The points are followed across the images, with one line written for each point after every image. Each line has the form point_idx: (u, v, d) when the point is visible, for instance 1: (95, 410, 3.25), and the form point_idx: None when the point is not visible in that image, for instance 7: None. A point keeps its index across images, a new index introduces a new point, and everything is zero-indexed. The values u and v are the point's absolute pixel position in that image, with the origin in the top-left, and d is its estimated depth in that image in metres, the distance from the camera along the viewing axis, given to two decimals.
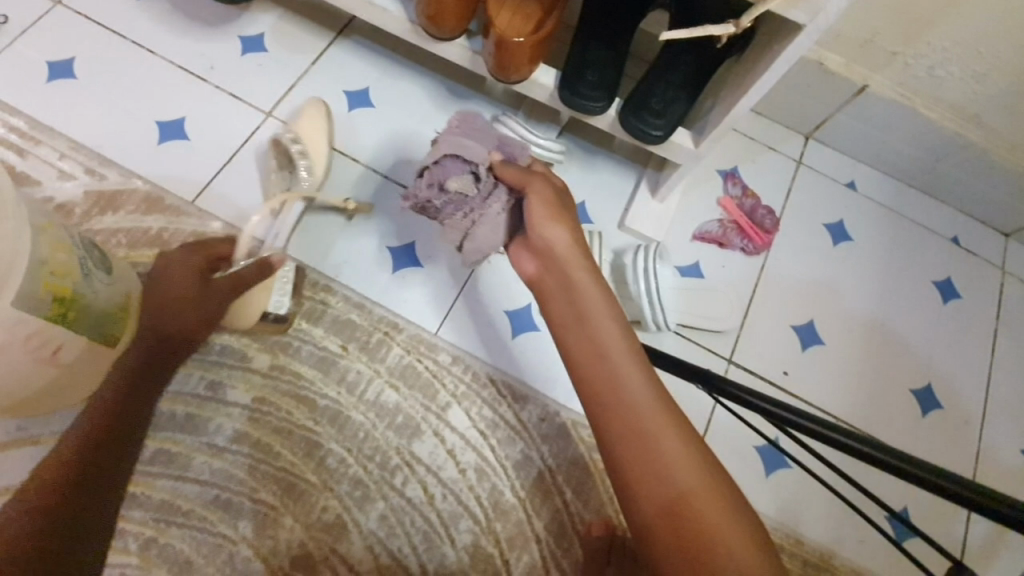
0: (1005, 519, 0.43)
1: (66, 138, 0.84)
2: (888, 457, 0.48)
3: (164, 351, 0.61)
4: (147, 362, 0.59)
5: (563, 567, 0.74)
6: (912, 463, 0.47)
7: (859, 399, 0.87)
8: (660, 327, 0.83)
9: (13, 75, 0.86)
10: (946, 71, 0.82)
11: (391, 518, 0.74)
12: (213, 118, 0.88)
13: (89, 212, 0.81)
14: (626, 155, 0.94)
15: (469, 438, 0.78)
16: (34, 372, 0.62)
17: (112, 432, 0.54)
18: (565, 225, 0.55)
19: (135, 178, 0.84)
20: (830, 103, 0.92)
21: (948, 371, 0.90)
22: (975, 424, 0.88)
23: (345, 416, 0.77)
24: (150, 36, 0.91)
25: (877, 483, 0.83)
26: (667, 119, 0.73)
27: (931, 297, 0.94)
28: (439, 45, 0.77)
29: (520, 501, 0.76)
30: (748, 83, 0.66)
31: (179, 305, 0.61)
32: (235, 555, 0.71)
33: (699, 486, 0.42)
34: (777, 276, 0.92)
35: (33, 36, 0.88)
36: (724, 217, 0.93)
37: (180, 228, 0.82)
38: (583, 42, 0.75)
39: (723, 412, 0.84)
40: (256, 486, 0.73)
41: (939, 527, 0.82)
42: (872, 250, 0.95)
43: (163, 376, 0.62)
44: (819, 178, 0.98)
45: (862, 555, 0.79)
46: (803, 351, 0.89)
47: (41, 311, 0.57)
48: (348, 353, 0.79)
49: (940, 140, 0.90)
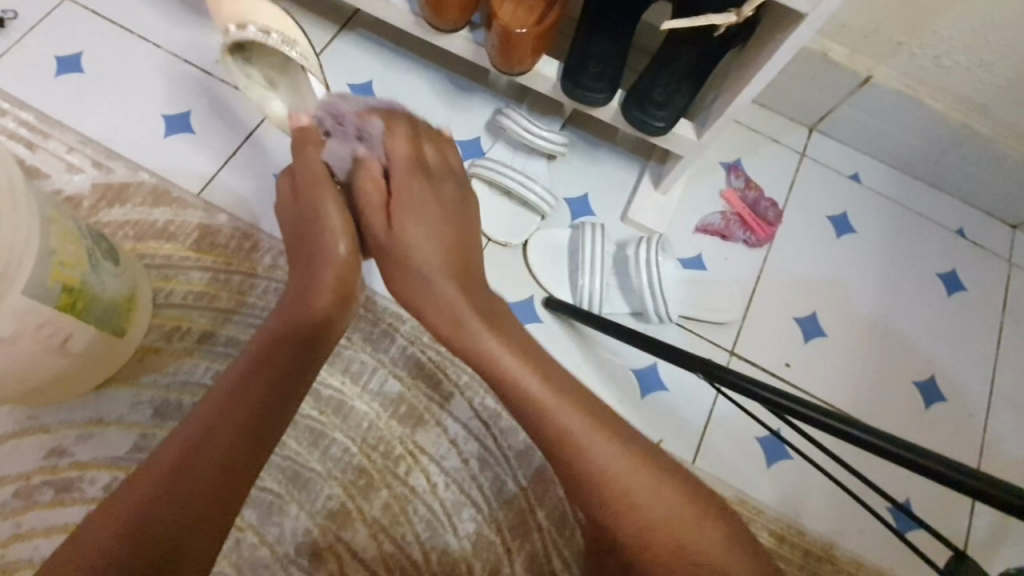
0: (997, 500, 0.42)
1: (73, 131, 0.85)
2: (880, 440, 0.48)
3: (303, 316, 0.57)
4: (278, 340, 0.55)
5: (565, 556, 0.75)
6: (906, 446, 0.47)
7: (861, 391, 0.87)
8: (662, 318, 0.83)
9: (22, 70, 0.87)
10: (953, 61, 0.81)
11: (395, 507, 0.75)
12: (217, 111, 0.89)
13: (97, 205, 0.82)
14: (628, 147, 0.94)
15: (472, 429, 0.78)
16: (45, 361, 0.63)
17: (231, 422, 0.49)
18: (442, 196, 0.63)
19: (142, 171, 0.84)
20: (835, 94, 0.91)
21: (952, 362, 0.90)
22: (980, 417, 0.87)
23: (349, 406, 0.78)
24: (156, 31, 0.91)
25: (881, 474, 0.83)
26: (669, 110, 0.73)
27: (936, 289, 0.94)
28: (442, 37, 0.77)
29: (522, 490, 0.77)
30: (750, 73, 0.66)
31: (316, 226, 0.61)
32: (242, 543, 0.72)
33: (611, 457, 0.51)
34: (779, 268, 0.92)
35: (41, 31, 0.89)
36: (727, 209, 0.93)
37: (186, 221, 0.83)
38: (585, 34, 0.75)
39: (725, 403, 0.84)
40: (262, 475, 0.74)
41: (943, 518, 0.82)
42: (876, 243, 0.95)
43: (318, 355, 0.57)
44: (823, 171, 0.97)
45: (863, 546, 0.79)
46: (806, 343, 0.89)
47: (51, 300, 0.59)
48: (352, 344, 0.80)
49: (946, 131, 0.89)
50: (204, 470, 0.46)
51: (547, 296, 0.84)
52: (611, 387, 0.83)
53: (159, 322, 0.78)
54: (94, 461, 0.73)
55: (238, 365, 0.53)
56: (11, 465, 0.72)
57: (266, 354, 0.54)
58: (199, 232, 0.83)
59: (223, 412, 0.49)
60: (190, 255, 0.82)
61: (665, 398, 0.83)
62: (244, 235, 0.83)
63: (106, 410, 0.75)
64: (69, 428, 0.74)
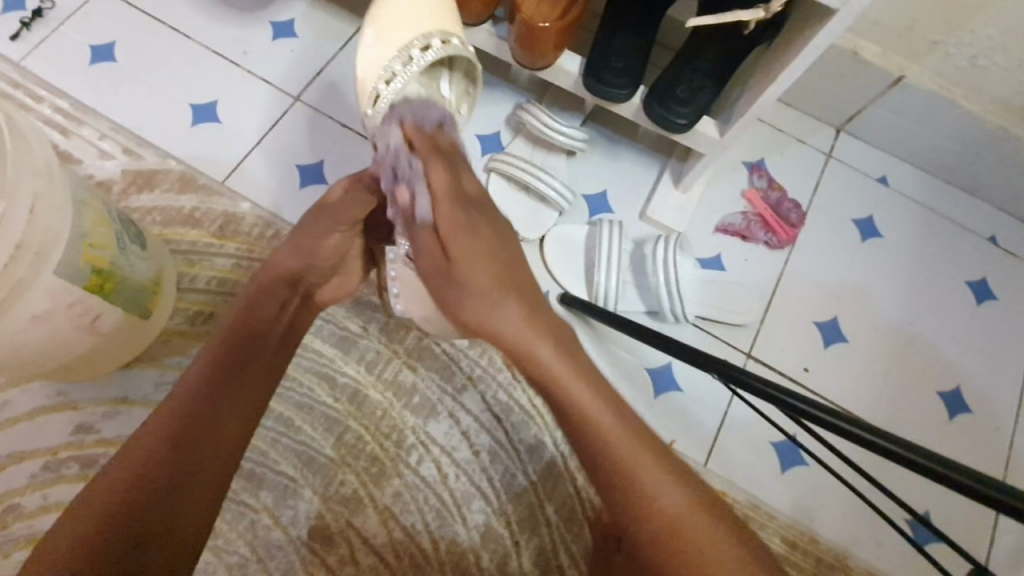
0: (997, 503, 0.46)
1: (107, 119, 0.87)
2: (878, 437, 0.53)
3: (237, 343, 0.57)
4: (229, 365, 0.55)
5: (573, 553, 0.75)
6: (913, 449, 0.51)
7: (882, 400, 0.85)
8: (678, 318, 0.83)
9: (60, 58, 0.90)
10: (991, 61, 0.79)
11: (405, 495, 0.75)
12: (244, 101, 0.90)
13: (127, 190, 0.85)
14: (649, 145, 0.93)
15: (484, 422, 0.79)
16: (75, 339, 0.65)
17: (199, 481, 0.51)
18: (457, 217, 0.50)
19: (171, 159, 0.86)
20: (864, 94, 0.89)
21: (979, 372, 0.88)
22: (1006, 430, 0.85)
23: (364, 395, 0.79)
24: (187, 21, 0.93)
25: (900, 484, 0.82)
26: (692, 107, 0.72)
27: (964, 297, 0.91)
28: (466, 31, 0.77)
29: (532, 485, 0.77)
30: (776, 71, 0.64)
31: (270, 283, 0.61)
32: (256, 523, 0.73)
33: (676, 494, 0.49)
34: (800, 270, 0.90)
35: (78, 20, 0.92)
36: (749, 209, 0.91)
37: (211, 208, 0.85)
38: (610, 27, 0.75)
39: (739, 406, 0.83)
40: (278, 458, 0.76)
41: (963, 532, 0.80)
42: (902, 247, 0.92)
43: (192, 389, 0.53)
44: (849, 172, 0.95)
45: (879, 556, 0.78)
46: (825, 348, 0.87)
47: (82, 282, 0.61)
48: (369, 334, 0.81)
49: (981, 134, 0.86)
50: (144, 472, 0.48)
51: (563, 292, 0.84)
52: (625, 386, 0.82)
53: (183, 306, 0.80)
54: (118, 438, 0.75)
55: (212, 373, 0.54)
56: (39, 440, 0.75)
57: (165, 432, 0.50)
58: (223, 219, 0.84)
59: (153, 492, 0.48)
60: (214, 241, 0.84)
61: (678, 398, 0.82)
62: (266, 224, 0.85)
63: (130, 390, 0.77)
64: (96, 406, 0.76)
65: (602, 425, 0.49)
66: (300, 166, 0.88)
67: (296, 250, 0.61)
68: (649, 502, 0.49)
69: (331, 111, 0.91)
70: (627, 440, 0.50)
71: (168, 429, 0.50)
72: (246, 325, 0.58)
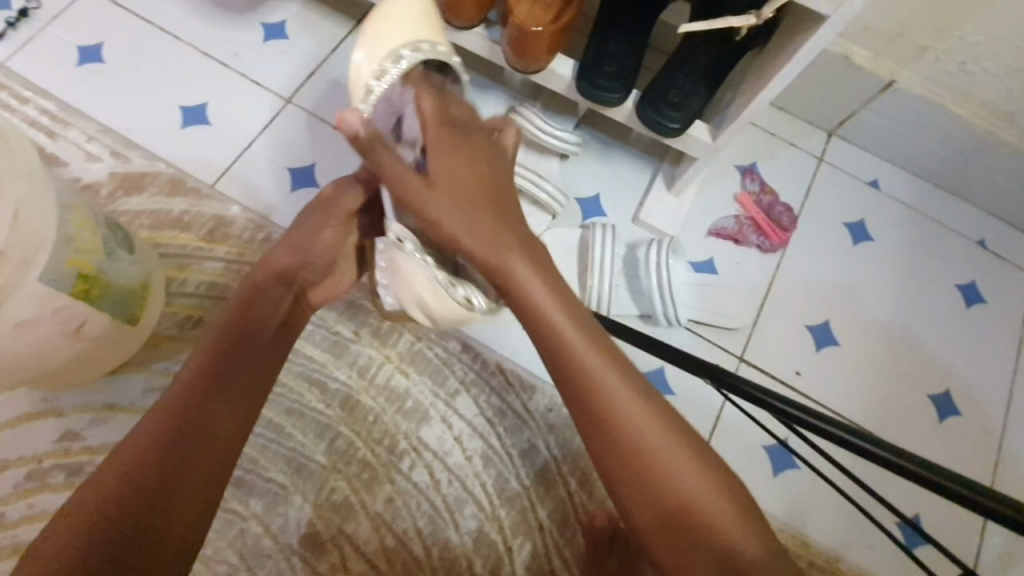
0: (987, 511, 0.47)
1: (94, 121, 0.86)
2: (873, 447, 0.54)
3: (232, 334, 0.56)
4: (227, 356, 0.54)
5: (566, 557, 0.75)
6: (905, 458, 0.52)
7: (873, 403, 0.86)
8: (671, 322, 0.83)
9: (46, 59, 0.88)
10: (979, 67, 0.79)
11: (397, 501, 0.75)
12: (234, 103, 0.89)
13: (114, 193, 0.84)
14: (643, 148, 0.93)
15: (477, 426, 0.78)
16: (60, 345, 0.64)
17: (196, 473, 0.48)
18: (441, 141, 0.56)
19: (160, 161, 0.85)
20: (855, 98, 0.90)
21: (968, 375, 0.88)
22: (995, 433, 0.86)
23: (356, 400, 0.78)
24: (177, 22, 0.92)
25: (891, 487, 0.82)
26: (685, 112, 0.72)
27: (954, 301, 0.92)
28: (459, 34, 0.77)
29: (524, 489, 0.77)
30: (767, 77, 0.65)
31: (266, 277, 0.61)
32: (246, 531, 0.73)
33: (665, 446, 0.52)
34: (793, 273, 0.90)
35: (64, 21, 0.91)
36: (741, 213, 0.92)
37: (201, 211, 0.84)
38: (603, 31, 0.75)
39: (732, 410, 0.83)
40: (268, 464, 0.75)
41: (953, 535, 0.80)
42: (892, 250, 0.93)
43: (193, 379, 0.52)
44: (840, 176, 0.96)
45: (870, 559, 0.78)
46: (817, 351, 0.87)
47: (67, 288, 0.60)
48: (360, 338, 0.80)
49: (970, 139, 0.87)
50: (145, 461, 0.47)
51: None
52: None
53: (171, 310, 0.79)
54: (105, 446, 0.74)
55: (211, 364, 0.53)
56: (24, 448, 0.74)
57: (168, 425, 0.49)
58: (213, 223, 0.83)
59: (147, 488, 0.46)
60: (203, 245, 0.83)
61: (671, 402, 0.82)
62: (257, 227, 0.84)
63: (117, 397, 0.76)
64: (82, 413, 0.75)
65: (613, 400, 0.53)
66: (291, 169, 0.87)
67: (291, 248, 0.63)
68: (635, 449, 0.51)
69: (323, 113, 0.90)
70: (613, 382, 0.53)
71: (171, 417, 0.49)
72: (244, 319, 0.57)
